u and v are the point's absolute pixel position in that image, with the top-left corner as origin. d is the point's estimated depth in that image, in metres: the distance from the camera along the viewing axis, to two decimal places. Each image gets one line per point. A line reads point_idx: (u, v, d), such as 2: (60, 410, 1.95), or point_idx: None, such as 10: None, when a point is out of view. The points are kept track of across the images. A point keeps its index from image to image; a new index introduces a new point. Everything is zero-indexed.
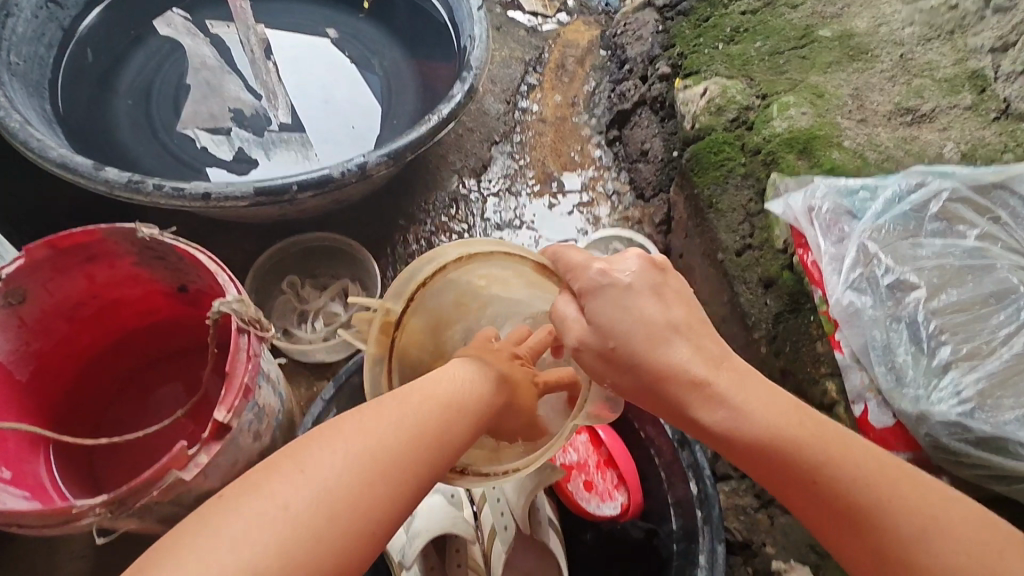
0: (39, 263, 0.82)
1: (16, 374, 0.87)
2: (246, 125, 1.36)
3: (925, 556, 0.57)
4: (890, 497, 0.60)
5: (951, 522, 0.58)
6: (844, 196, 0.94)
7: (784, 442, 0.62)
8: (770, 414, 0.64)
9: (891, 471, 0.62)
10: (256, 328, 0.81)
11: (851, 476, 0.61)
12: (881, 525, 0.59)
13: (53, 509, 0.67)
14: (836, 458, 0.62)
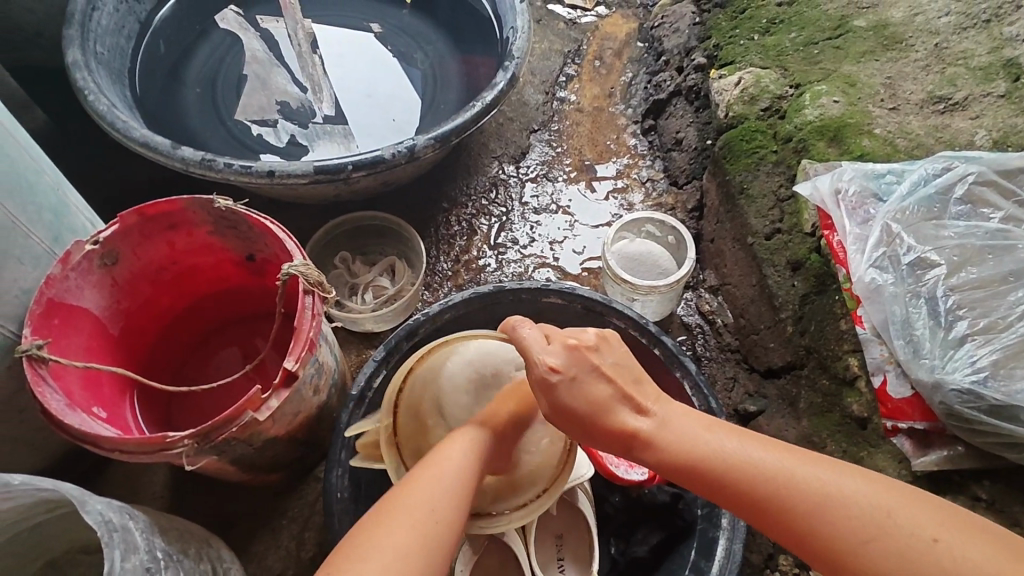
0: (130, 228, 0.93)
1: (110, 330, 0.98)
2: (292, 117, 1.47)
3: (835, 532, 0.61)
4: (793, 484, 0.64)
5: (859, 495, 0.62)
6: (870, 179, 0.98)
7: (694, 458, 0.69)
8: (680, 433, 0.71)
9: (796, 457, 0.67)
10: (319, 290, 0.90)
11: (756, 471, 0.66)
12: (792, 514, 0.63)
13: (148, 439, 0.77)
14: (749, 465, 0.67)
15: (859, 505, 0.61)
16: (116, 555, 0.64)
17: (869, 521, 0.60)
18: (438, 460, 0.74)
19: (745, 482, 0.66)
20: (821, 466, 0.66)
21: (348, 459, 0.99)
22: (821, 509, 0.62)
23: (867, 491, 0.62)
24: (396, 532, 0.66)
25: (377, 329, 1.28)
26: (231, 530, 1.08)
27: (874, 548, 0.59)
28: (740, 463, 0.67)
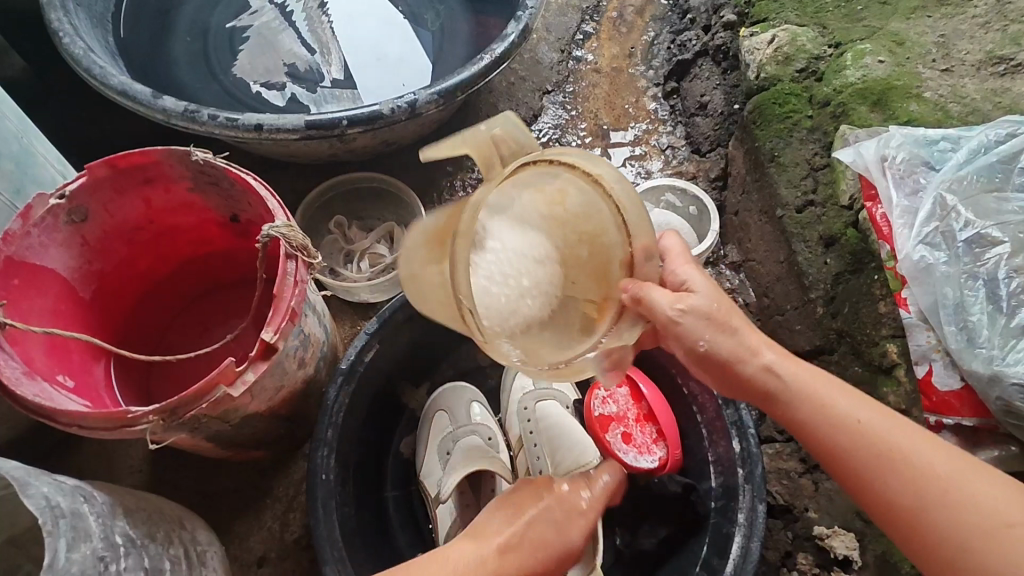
0: (100, 181, 0.85)
1: (81, 292, 0.91)
2: (301, 80, 1.36)
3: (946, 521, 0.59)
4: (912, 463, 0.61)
5: (996, 496, 0.59)
6: (922, 146, 0.88)
7: (810, 406, 0.67)
8: (813, 382, 0.68)
9: (927, 436, 0.64)
10: (303, 255, 0.81)
11: (880, 440, 0.63)
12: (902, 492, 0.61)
13: (109, 413, 0.69)
14: (872, 430, 0.64)
15: (990, 504, 0.58)
16: (60, 545, 0.57)
17: (989, 526, 0.58)
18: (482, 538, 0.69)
19: (864, 444, 0.63)
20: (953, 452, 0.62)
21: (334, 438, 0.92)
22: (940, 494, 0.60)
23: (1004, 493, 0.59)
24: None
25: (372, 300, 1.20)
26: (214, 508, 1.02)
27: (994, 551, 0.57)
28: (868, 427, 0.64)
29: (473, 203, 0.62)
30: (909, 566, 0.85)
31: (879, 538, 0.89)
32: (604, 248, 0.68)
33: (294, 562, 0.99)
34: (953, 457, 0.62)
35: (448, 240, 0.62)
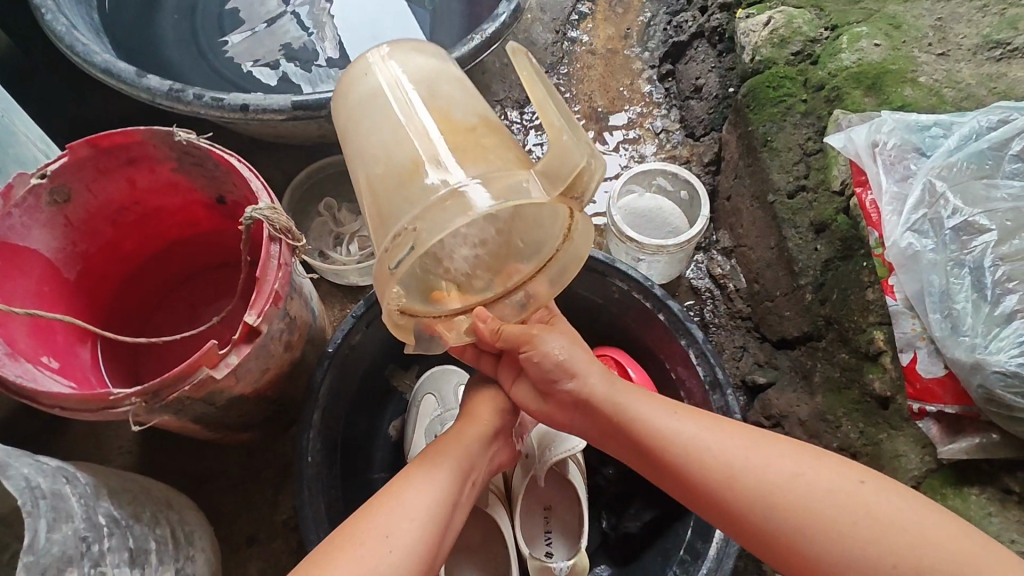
0: (82, 161, 0.84)
1: (66, 274, 0.91)
2: (296, 60, 1.34)
3: (856, 552, 0.56)
4: (820, 500, 0.59)
5: (885, 510, 0.57)
6: (913, 132, 0.87)
7: (711, 458, 0.64)
8: (685, 429, 0.67)
9: (805, 457, 0.62)
10: (288, 238, 0.81)
11: (760, 476, 0.62)
12: (814, 530, 0.58)
13: (91, 395, 0.69)
14: (775, 470, 0.62)
15: (880, 520, 0.57)
16: (40, 525, 0.57)
17: (905, 546, 0.55)
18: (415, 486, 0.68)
19: (767, 488, 0.61)
20: (832, 468, 0.61)
21: (320, 421, 0.92)
22: (851, 523, 0.57)
23: (889, 500, 0.58)
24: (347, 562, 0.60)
25: (362, 283, 1.20)
26: (203, 488, 1.02)
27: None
28: (745, 467, 0.63)
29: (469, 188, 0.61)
30: None
31: None
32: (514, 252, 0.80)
33: (282, 542, 0.99)
34: (832, 474, 0.60)
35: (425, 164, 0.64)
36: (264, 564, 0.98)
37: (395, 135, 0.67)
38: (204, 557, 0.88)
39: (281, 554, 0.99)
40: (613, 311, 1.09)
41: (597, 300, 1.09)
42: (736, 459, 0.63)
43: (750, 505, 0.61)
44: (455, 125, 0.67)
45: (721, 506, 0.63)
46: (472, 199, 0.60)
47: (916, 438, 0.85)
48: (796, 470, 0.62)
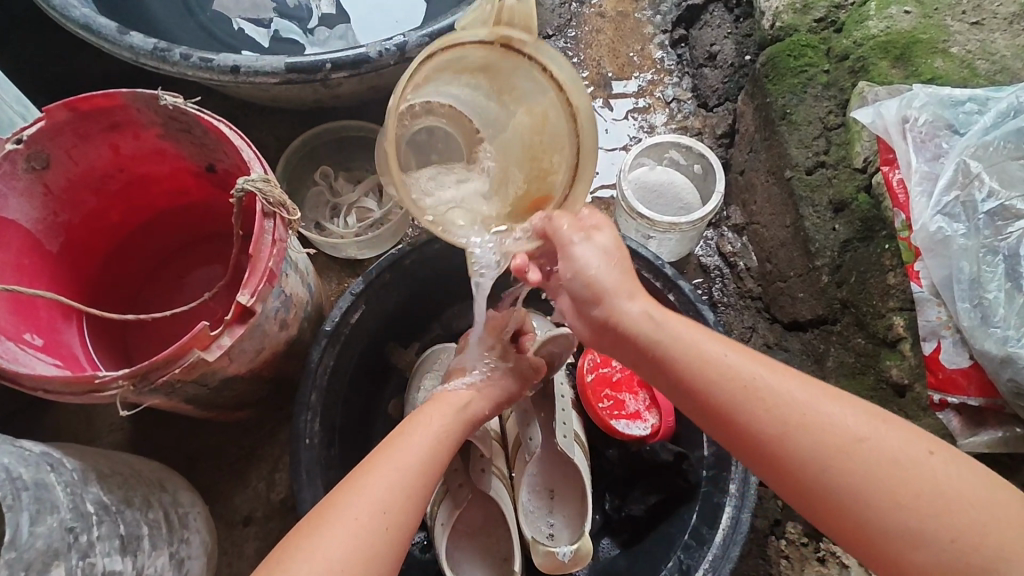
0: (60, 126, 0.78)
1: (48, 246, 0.86)
2: (290, 17, 1.29)
3: (907, 523, 0.54)
4: (886, 464, 0.56)
5: (949, 480, 0.55)
6: (946, 107, 0.82)
7: (769, 402, 0.60)
8: (746, 366, 0.63)
9: (873, 418, 0.59)
10: (283, 212, 0.76)
11: (825, 429, 0.58)
12: (868, 494, 0.56)
13: (76, 378, 0.66)
14: (838, 424, 0.58)
15: (942, 488, 0.55)
16: (22, 519, 0.54)
17: (961, 524, 0.53)
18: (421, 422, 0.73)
19: (827, 445, 0.57)
20: (903, 434, 0.58)
21: (318, 403, 0.89)
22: (911, 495, 0.55)
23: (956, 473, 0.55)
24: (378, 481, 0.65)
25: (361, 257, 1.15)
26: (197, 466, 1.00)
27: (960, 555, 0.53)
28: (811, 414, 0.59)
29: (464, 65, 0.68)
30: None
31: None
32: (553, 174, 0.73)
33: (280, 521, 0.98)
34: (904, 441, 0.57)
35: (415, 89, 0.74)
36: (261, 544, 0.96)
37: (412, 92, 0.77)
38: (200, 539, 0.85)
39: (279, 534, 0.97)
40: None
41: None
42: (800, 407, 0.59)
43: (804, 456, 0.58)
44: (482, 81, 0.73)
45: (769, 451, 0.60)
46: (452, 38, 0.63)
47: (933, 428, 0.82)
48: (862, 428, 0.58)
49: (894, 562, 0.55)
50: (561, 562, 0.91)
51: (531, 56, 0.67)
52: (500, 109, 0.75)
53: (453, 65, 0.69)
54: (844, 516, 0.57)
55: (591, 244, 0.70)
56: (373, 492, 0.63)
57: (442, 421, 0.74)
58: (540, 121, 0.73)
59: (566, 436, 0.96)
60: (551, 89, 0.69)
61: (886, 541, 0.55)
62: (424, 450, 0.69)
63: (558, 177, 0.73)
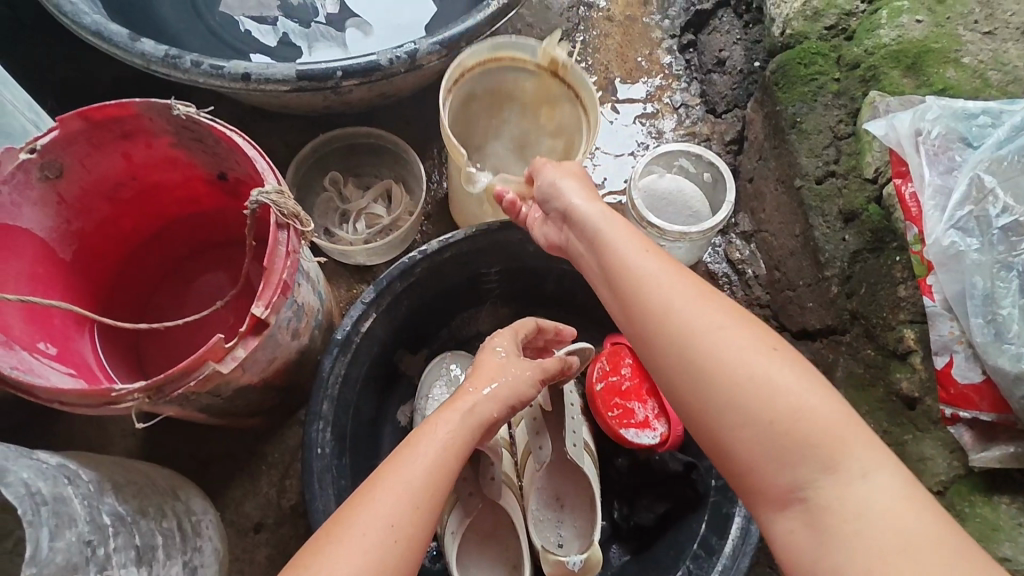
0: (74, 135, 0.78)
1: (61, 254, 0.86)
2: (293, 16, 1.28)
3: (730, 402, 0.60)
4: (730, 353, 0.61)
5: (769, 369, 0.59)
6: (960, 120, 0.82)
7: (653, 293, 0.66)
8: (644, 264, 0.69)
9: (739, 318, 0.63)
10: (295, 223, 0.76)
11: (668, 319, 0.64)
12: (713, 376, 0.61)
13: (92, 391, 0.66)
14: (706, 316, 0.63)
15: (760, 378, 0.59)
16: (42, 534, 0.54)
17: (781, 415, 0.58)
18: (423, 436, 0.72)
19: (688, 329, 0.63)
20: (739, 328, 0.62)
21: (330, 412, 0.89)
22: (743, 382, 0.59)
23: (779, 368, 0.60)
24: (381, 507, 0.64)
25: (369, 263, 1.16)
26: (208, 472, 1.00)
27: (772, 441, 0.58)
28: (682, 305, 0.64)
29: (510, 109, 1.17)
30: None
31: None
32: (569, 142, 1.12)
33: (290, 528, 0.98)
34: (755, 338, 0.62)
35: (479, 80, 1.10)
36: (272, 550, 0.97)
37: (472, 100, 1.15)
38: (212, 546, 0.86)
39: (289, 540, 0.97)
40: None
41: None
42: (673, 299, 0.65)
43: (670, 338, 0.64)
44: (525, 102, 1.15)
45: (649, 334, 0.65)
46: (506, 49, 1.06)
47: (943, 441, 0.83)
48: (723, 321, 0.63)
49: (715, 435, 0.61)
50: (570, 570, 0.90)
51: (567, 79, 1.06)
52: (539, 116, 1.16)
53: (519, 95, 1.14)
54: (689, 393, 0.62)
55: (558, 169, 0.83)
56: (380, 509, 0.63)
57: (448, 432, 0.73)
58: (569, 147, 1.13)
59: (576, 445, 0.96)
60: (580, 104, 1.07)
61: (718, 421, 0.60)
62: (431, 466, 0.68)
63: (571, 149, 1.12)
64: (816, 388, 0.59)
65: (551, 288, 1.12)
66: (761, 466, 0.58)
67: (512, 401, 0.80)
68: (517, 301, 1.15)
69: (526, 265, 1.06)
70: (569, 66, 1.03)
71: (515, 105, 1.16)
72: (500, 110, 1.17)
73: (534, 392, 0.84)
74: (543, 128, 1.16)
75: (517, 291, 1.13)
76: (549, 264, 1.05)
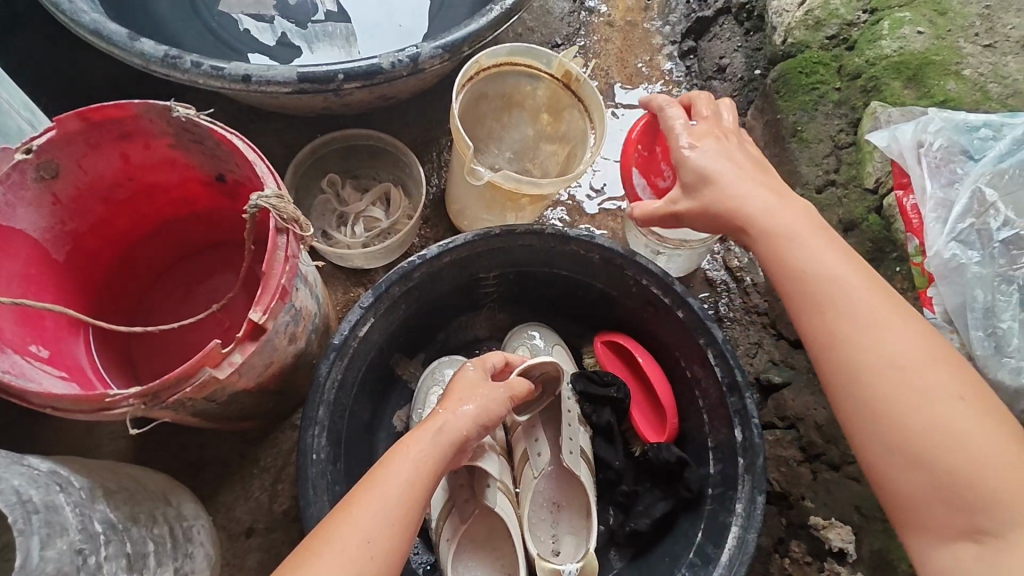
0: (71, 135, 0.77)
1: (55, 255, 0.85)
2: (290, 14, 1.28)
3: (888, 409, 0.66)
4: (891, 362, 0.66)
5: (910, 376, 0.66)
6: (961, 132, 0.82)
7: (806, 283, 0.72)
8: (799, 245, 0.74)
9: (898, 323, 0.68)
10: (296, 228, 0.75)
11: (841, 301, 0.70)
12: (874, 381, 0.67)
13: (87, 395, 0.65)
14: (868, 313, 0.69)
15: (900, 379, 0.66)
16: (32, 543, 0.53)
17: (936, 429, 0.64)
18: (397, 452, 0.71)
19: (847, 322, 0.69)
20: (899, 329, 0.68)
21: (326, 417, 0.87)
22: (906, 396, 0.65)
23: (919, 376, 0.66)
24: (358, 524, 0.64)
25: (367, 266, 1.15)
26: (200, 475, 0.99)
27: (923, 451, 0.64)
28: (845, 303, 0.70)
29: (518, 114, 1.16)
30: (905, 565, 0.86)
31: (876, 533, 0.90)
32: (572, 153, 1.13)
33: (283, 533, 0.97)
34: (910, 345, 0.67)
35: (487, 86, 1.10)
36: (264, 555, 0.96)
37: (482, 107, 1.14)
38: (204, 552, 0.85)
39: (281, 546, 0.96)
40: (630, 306, 1.05)
41: (613, 292, 1.05)
42: (845, 295, 0.70)
43: (841, 333, 0.69)
44: (536, 112, 1.15)
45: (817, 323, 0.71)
46: (516, 56, 1.07)
47: None
48: (880, 324, 0.68)
49: (872, 444, 0.67)
50: None
51: (577, 88, 1.07)
52: (547, 124, 1.15)
53: (529, 103, 1.14)
54: (854, 401, 0.68)
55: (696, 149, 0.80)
56: (354, 532, 0.63)
57: (420, 450, 0.72)
58: (569, 157, 1.13)
59: (573, 452, 0.96)
60: (585, 112, 1.08)
61: (880, 426, 0.66)
62: (404, 485, 0.68)
63: (572, 161, 1.12)
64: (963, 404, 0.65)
65: (549, 293, 1.11)
66: (897, 479, 0.65)
67: (485, 419, 0.80)
68: (515, 306, 1.15)
69: (524, 271, 1.06)
70: (584, 79, 1.05)
71: (524, 111, 1.16)
72: (501, 114, 1.16)
73: (506, 412, 0.84)
74: (549, 137, 1.16)
75: (516, 296, 1.12)
76: (548, 269, 1.05)
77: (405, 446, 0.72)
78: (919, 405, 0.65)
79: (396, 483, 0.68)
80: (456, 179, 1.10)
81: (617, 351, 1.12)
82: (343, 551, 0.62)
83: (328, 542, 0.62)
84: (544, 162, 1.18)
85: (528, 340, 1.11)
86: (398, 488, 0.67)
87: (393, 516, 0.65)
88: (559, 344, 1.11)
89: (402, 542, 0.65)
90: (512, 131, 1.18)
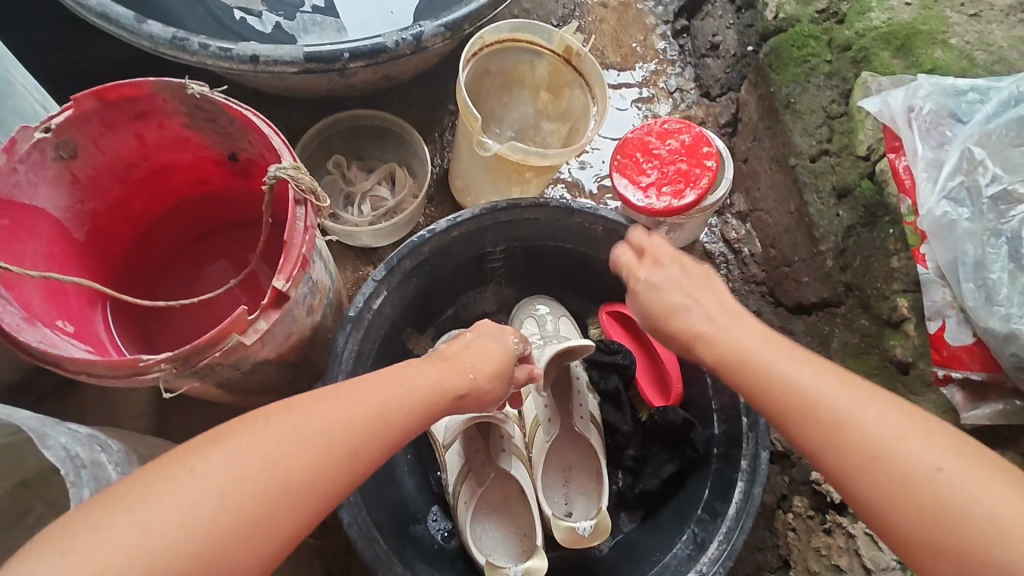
0: (89, 114, 0.79)
1: (74, 234, 0.87)
2: (280, 6, 1.30)
3: (908, 511, 0.58)
4: (878, 450, 0.60)
5: (930, 463, 0.58)
6: (949, 96, 0.86)
7: (756, 385, 0.67)
8: (741, 343, 0.69)
9: (861, 395, 0.63)
10: (313, 200, 0.77)
11: (804, 399, 0.64)
12: (869, 480, 0.60)
13: (119, 362, 0.67)
14: (828, 399, 0.63)
15: (926, 473, 0.58)
16: (81, 497, 0.56)
17: (953, 512, 0.56)
18: (396, 371, 0.68)
19: (816, 422, 0.62)
20: (893, 409, 0.62)
21: (344, 386, 0.90)
22: (910, 484, 0.58)
23: (950, 469, 0.58)
24: (304, 425, 0.60)
25: (375, 245, 1.17)
26: None
27: (953, 540, 0.56)
28: (802, 397, 0.64)
29: (519, 93, 1.18)
30: None
31: None
32: (574, 130, 1.15)
33: None
34: (883, 413, 0.61)
35: (490, 64, 1.13)
36: None
37: (485, 86, 1.16)
38: None
39: None
40: None
41: (616, 264, 1.08)
42: (801, 390, 0.64)
43: (816, 430, 0.63)
44: (538, 90, 1.17)
45: (793, 430, 0.64)
46: (518, 34, 1.09)
47: (936, 403, 0.86)
48: (843, 404, 0.62)
49: (913, 552, 0.58)
50: (582, 537, 0.92)
51: (578, 64, 1.09)
52: (548, 102, 1.18)
53: (530, 81, 1.17)
54: (863, 504, 0.61)
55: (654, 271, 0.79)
56: (284, 433, 0.59)
57: (417, 381, 0.68)
58: (572, 132, 1.16)
59: (583, 417, 1.00)
60: (586, 87, 1.10)
61: (899, 517, 0.59)
62: (373, 407, 0.63)
63: (574, 136, 1.15)
64: (991, 471, 0.58)
65: (554, 266, 1.14)
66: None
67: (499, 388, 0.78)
68: (521, 281, 1.17)
69: (530, 245, 1.08)
70: (584, 54, 1.07)
71: (525, 89, 1.18)
72: (502, 93, 1.19)
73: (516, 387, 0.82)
74: (551, 114, 1.19)
75: (522, 270, 1.15)
76: (553, 243, 1.08)
77: (404, 369, 0.69)
78: (929, 484, 0.58)
79: (368, 402, 0.64)
80: (462, 156, 1.14)
81: (621, 321, 1.15)
82: (268, 447, 0.58)
83: (263, 430, 0.59)
84: (546, 139, 1.20)
85: (534, 313, 1.14)
86: (368, 407, 0.63)
87: (336, 433, 0.60)
88: (565, 316, 1.14)
89: (332, 468, 0.59)
90: (514, 110, 1.20)
